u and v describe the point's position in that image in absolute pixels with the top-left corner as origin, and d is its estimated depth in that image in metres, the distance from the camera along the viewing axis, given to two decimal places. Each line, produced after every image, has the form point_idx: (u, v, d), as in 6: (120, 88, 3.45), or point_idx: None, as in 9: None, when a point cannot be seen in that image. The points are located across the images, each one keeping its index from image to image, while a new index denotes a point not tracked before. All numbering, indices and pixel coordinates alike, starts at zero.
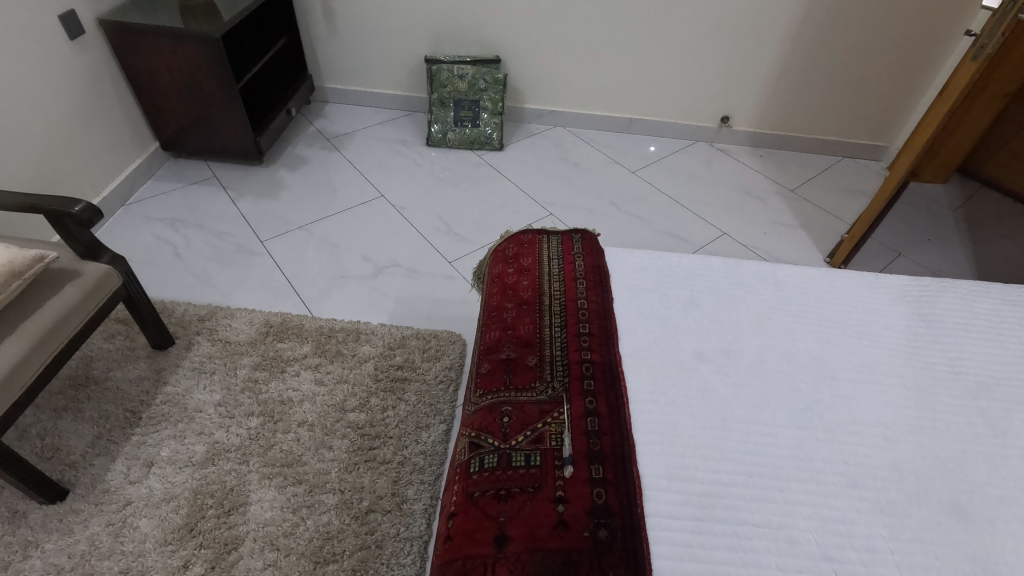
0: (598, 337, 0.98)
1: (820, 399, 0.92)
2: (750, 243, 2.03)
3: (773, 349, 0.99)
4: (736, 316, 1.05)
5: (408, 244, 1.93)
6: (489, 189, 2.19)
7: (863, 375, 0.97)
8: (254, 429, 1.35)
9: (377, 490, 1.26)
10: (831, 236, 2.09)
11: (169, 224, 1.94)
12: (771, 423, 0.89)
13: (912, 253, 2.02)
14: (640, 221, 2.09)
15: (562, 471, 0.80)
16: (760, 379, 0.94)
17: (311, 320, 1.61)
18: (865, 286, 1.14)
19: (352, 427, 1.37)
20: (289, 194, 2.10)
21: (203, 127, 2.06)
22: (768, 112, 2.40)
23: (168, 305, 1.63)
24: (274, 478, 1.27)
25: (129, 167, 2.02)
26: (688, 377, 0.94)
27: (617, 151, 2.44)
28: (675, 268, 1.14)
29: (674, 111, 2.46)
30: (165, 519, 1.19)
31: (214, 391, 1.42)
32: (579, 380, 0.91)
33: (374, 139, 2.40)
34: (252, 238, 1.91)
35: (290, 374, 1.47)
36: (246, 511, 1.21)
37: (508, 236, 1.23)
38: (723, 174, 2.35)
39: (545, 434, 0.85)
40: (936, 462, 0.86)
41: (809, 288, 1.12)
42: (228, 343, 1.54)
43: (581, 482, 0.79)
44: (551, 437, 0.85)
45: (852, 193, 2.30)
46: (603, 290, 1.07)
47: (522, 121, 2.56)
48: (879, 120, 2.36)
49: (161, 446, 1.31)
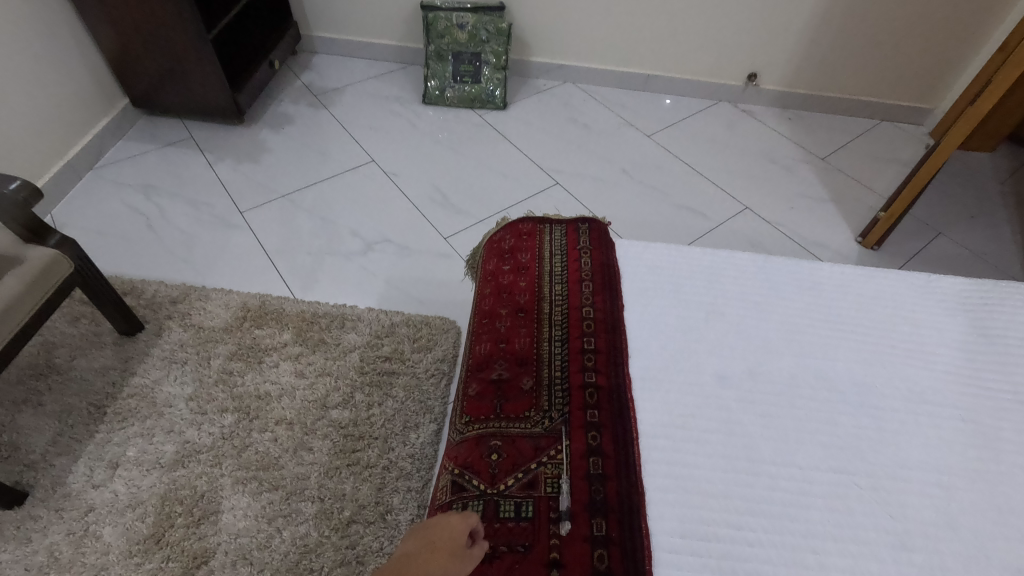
0: (604, 355, 0.85)
1: (862, 434, 0.79)
2: (775, 219, 1.85)
3: (808, 371, 0.85)
4: (764, 328, 0.90)
5: (401, 216, 1.77)
6: (490, 154, 2.00)
7: (912, 405, 0.82)
8: (228, 427, 1.25)
9: (360, 498, 1.16)
10: (864, 212, 1.91)
11: (141, 191, 1.78)
12: (804, 465, 0.76)
13: (954, 232, 1.83)
14: (655, 193, 1.91)
15: (559, 527, 0.69)
16: (793, 408, 0.81)
17: (292, 304, 1.48)
18: (916, 291, 0.98)
19: (335, 426, 1.26)
20: (272, 158, 1.93)
21: (175, 82, 1.87)
22: (801, 69, 2.16)
23: (137, 285, 1.50)
24: (249, 483, 1.17)
25: (95, 127, 1.85)
26: (708, 405, 0.80)
27: (631, 112, 2.23)
28: (696, 267, 0.99)
29: (696, 67, 2.22)
30: (130, 527, 1.10)
31: (186, 384, 1.31)
32: (581, 411, 0.79)
33: (366, 95, 2.20)
34: (231, 209, 1.76)
35: (268, 365, 1.36)
36: (218, 520, 1.12)
37: (505, 225, 1.09)
38: (748, 138, 2.14)
39: (540, 477, 0.73)
40: (998, 516, 0.73)
41: (850, 294, 0.96)
42: (201, 329, 1.41)
43: (581, 540, 0.68)
44: (548, 481, 0.73)
45: (889, 162, 2.09)
46: (612, 296, 0.93)
47: (528, 76, 2.33)
48: (925, 79, 2.12)
49: (127, 446, 1.21)
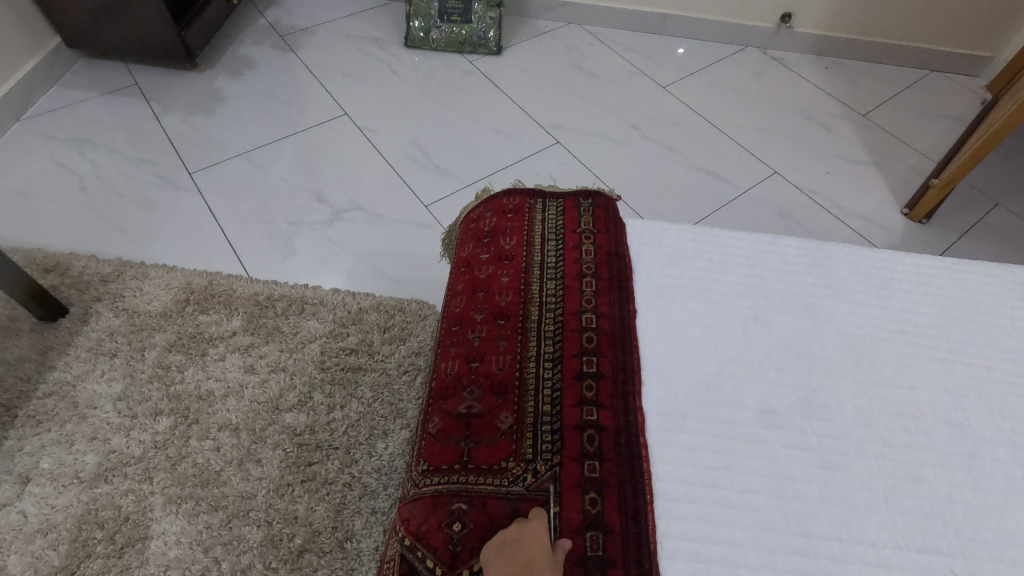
0: (609, 383, 0.64)
1: (955, 496, 0.59)
2: (808, 186, 1.61)
3: (878, 406, 0.65)
4: (820, 345, 0.69)
5: (375, 179, 1.54)
6: (481, 107, 1.74)
7: (1017, 455, 0.62)
8: (162, 433, 1.06)
9: (315, 523, 0.98)
10: (911, 178, 1.65)
11: (75, 147, 1.54)
12: (878, 541, 0.56)
13: (1014, 202, 1.59)
14: (670, 153, 1.66)
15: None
16: (859, 458, 0.61)
17: (244, 284, 1.27)
18: (1012, 292, 0.76)
19: (288, 433, 1.07)
20: (229, 109, 1.67)
21: (110, 17, 1.59)
22: (844, 9, 1.86)
23: (63, 260, 1.28)
24: (184, 502, 0.99)
25: (22, 70, 1.59)
26: (748, 454, 0.60)
27: (644, 58, 1.94)
28: (732, 259, 0.76)
29: (722, 6, 1.92)
30: (39, 557, 0.92)
31: (114, 380, 1.11)
32: (576, 463, 0.59)
33: (339, 36, 1.91)
34: (178, 169, 1.52)
35: (211, 358, 1.16)
36: (145, 548, 0.94)
37: (486, 199, 0.87)
38: (778, 90, 1.87)
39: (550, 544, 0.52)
40: None
41: (930, 297, 0.74)
42: (136, 314, 1.21)
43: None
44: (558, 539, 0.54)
45: (939, 119, 1.82)
46: (621, 299, 0.72)
47: (527, 15, 2.03)
48: (986, 22, 1.83)
49: (42, 456, 1.03)
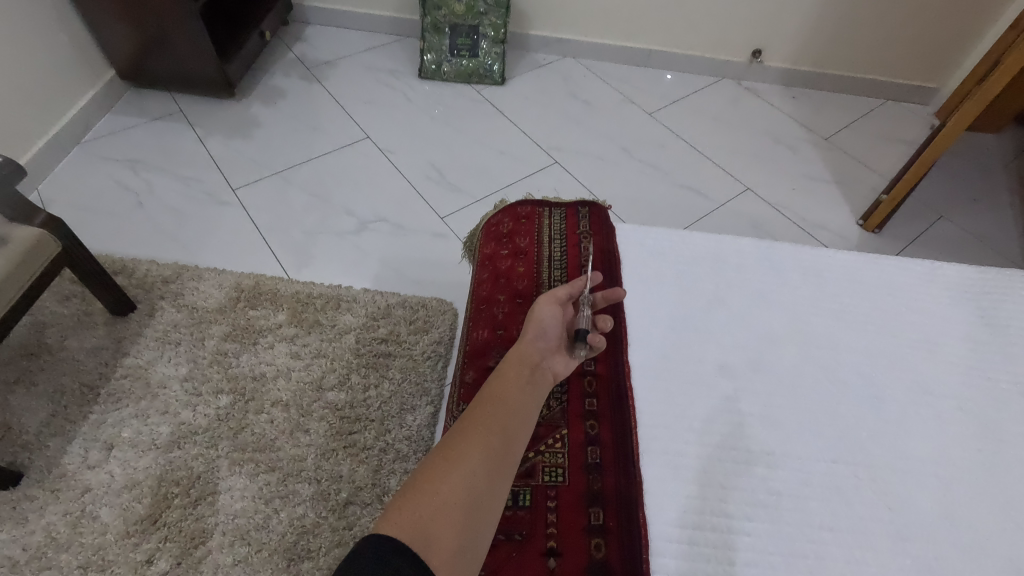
0: (604, 344, 0.86)
1: (863, 424, 0.78)
2: (776, 200, 1.83)
3: (811, 362, 0.84)
4: (767, 318, 0.88)
5: (397, 194, 1.74)
6: (488, 131, 1.96)
7: (913, 396, 0.81)
8: (223, 408, 1.24)
9: (356, 480, 1.16)
10: (867, 194, 1.88)
11: (129, 167, 1.74)
12: (804, 455, 0.75)
13: (956, 215, 1.81)
14: (656, 172, 1.88)
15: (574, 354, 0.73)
16: (793, 398, 0.80)
17: (287, 284, 1.46)
18: (920, 278, 0.96)
19: (331, 408, 1.26)
20: (265, 133, 1.88)
21: (162, 53, 1.81)
22: (808, 46, 2.11)
23: (127, 264, 1.47)
24: (245, 464, 1.17)
25: (82, 99, 1.79)
26: (709, 395, 0.80)
27: (632, 88, 2.18)
28: (699, 254, 0.97)
29: (701, 42, 2.16)
30: (127, 508, 1.10)
31: (180, 365, 1.30)
32: (580, 399, 0.81)
33: (360, 68, 2.14)
34: (223, 185, 1.72)
35: (262, 346, 1.34)
36: (215, 501, 1.12)
37: (503, 207, 1.07)
38: (751, 117, 2.10)
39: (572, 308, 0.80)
40: (994, 508, 0.73)
41: (856, 282, 0.94)
42: (195, 309, 1.40)
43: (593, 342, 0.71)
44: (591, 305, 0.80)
45: (893, 142, 2.06)
46: (613, 281, 0.92)
47: (527, 49, 2.27)
48: (932, 57, 2.08)
49: (122, 427, 1.21)
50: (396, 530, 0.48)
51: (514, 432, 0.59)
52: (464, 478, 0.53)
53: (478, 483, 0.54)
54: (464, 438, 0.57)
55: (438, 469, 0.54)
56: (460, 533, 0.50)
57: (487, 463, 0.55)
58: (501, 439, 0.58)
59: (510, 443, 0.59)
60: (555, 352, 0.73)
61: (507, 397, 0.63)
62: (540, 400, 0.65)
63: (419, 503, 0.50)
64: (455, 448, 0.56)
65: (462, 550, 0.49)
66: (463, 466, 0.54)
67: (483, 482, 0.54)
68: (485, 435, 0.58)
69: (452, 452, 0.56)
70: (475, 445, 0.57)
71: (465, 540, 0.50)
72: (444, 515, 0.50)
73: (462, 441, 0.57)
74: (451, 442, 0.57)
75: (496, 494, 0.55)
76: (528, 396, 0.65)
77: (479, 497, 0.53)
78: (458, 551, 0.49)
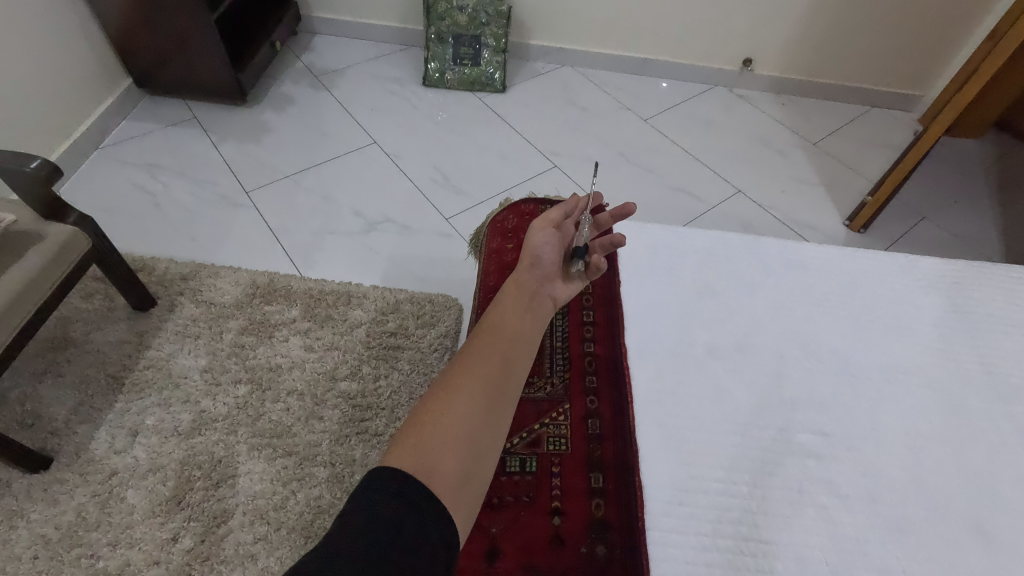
0: (602, 329, 0.96)
1: (840, 400, 0.85)
2: (766, 202, 1.91)
3: (792, 345, 0.91)
4: (753, 306, 0.96)
5: (403, 197, 1.82)
6: (490, 136, 2.04)
7: (887, 375, 0.89)
8: (242, 397, 1.31)
9: (368, 464, 1.23)
10: (853, 196, 1.96)
11: (147, 170, 1.81)
12: (785, 428, 0.82)
13: (938, 216, 1.89)
14: (652, 175, 1.96)
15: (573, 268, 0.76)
16: (777, 377, 0.87)
17: (300, 281, 1.53)
18: (896, 269, 1.03)
19: (344, 397, 1.32)
20: (276, 139, 1.96)
21: (178, 62, 1.89)
22: (796, 55, 2.20)
23: (147, 262, 1.54)
24: (264, 449, 1.24)
25: (100, 106, 1.87)
26: (699, 374, 0.87)
27: (628, 95, 2.27)
28: (690, 247, 1.04)
29: (693, 51, 2.25)
30: (152, 489, 1.17)
31: (199, 356, 1.37)
32: (580, 378, 0.91)
33: (367, 76, 2.22)
34: (236, 188, 1.79)
35: (278, 339, 1.41)
36: (235, 484, 1.19)
37: (508, 205, 1.15)
38: (742, 123, 2.19)
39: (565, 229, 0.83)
40: (959, 474, 0.79)
41: (835, 273, 1.01)
42: (212, 305, 1.46)
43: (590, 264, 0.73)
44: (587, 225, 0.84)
45: (878, 147, 2.15)
46: (610, 274, 1.03)
47: (527, 58, 2.35)
48: (914, 66, 2.17)
49: (146, 415, 1.27)
50: (401, 462, 0.51)
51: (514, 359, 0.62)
52: (466, 410, 0.55)
53: (481, 410, 0.56)
54: (466, 373, 0.59)
55: (437, 404, 0.56)
56: (463, 460, 0.53)
57: (488, 392, 0.58)
58: (497, 371, 0.60)
59: (508, 373, 0.60)
60: (556, 272, 0.76)
61: (503, 331, 0.64)
62: (539, 324, 0.68)
63: (420, 438, 0.53)
64: (455, 381, 0.58)
65: (467, 476, 0.52)
66: (461, 400, 0.56)
67: (483, 412, 0.56)
68: (481, 368, 0.60)
69: (450, 388, 0.58)
70: (472, 379, 0.58)
71: (469, 467, 0.53)
72: (446, 447, 0.53)
73: (460, 375, 0.59)
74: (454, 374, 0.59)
75: (497, 422, 0.57)
76: (528, 326, 0.67)
77: (481, 426, 0.56)
78: (462, 476, 0.52)
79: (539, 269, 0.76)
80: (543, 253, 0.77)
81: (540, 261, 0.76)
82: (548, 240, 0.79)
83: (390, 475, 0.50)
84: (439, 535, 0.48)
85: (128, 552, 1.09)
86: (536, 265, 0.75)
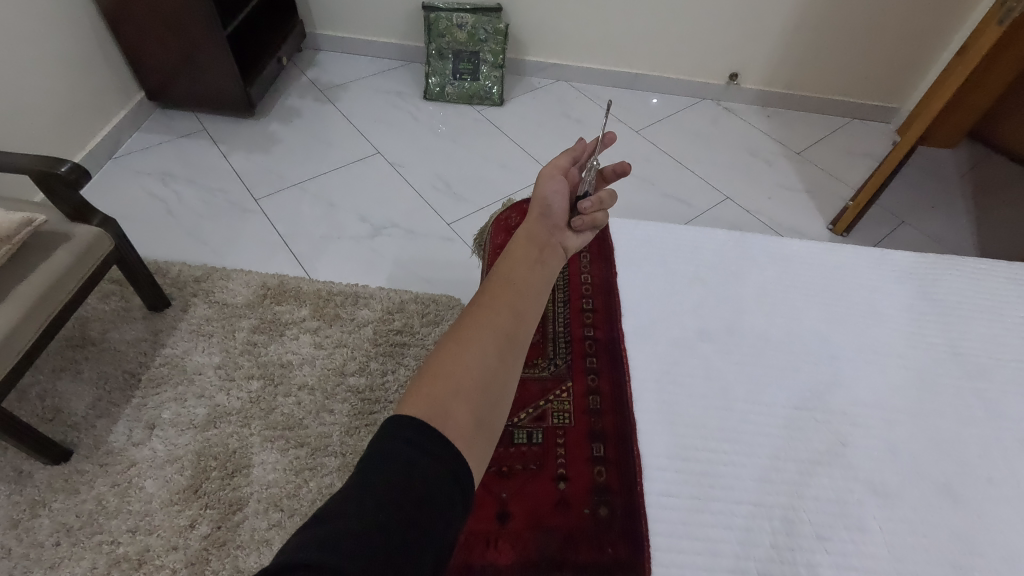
0: (601, 314, 1.02)
1: (821, 378, 0.92)
2: (754, 208, 2.00)
3: (777, 329, 0.98)
4: (741, 295, 1.03)
5: (406, 203, 1.89)
6: (489, 147, 2.12)
7: (864, 356, 0.96)
8: (254, 391, 1.36)
9: None
10: (836, 202, 2.06)
11: (159, 179, 1.88)
12: (771, 403, 0.89)
13: (917, 220, 1.99)
14: (645, 183, 2.05)
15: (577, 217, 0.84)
16: (762, 358, 0.94)
17: (309, 283, 1.60)
18: (871, 261, 1.11)
19: (353, 392, 1.38)
20: (283, 149, 2.03)
21: (190, 76, 1.97)
22: (780, 70, 2.31)
23: (161, 265, 1.60)
24: (276, 441, 1.29)
25: (114, 119, 1.94)
26: (691, 356, 0.94)
27: (620, 108, 2.37)
28: (681, 242, 1.12)
29: (682, 67, 2.36)
30: (170, 479, 1.22)
31: (213, 354, 1.42)
32: (582, 358, 0.96)
33: (370, 91, 2.31)
34: (246, 196, 1.86)
35: (288, 337, 1.47)
36: (249, 473, 1.24)
37: (510, 205, 1.24)
38: (730, 134, 2.29)
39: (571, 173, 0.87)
40: (931, 444, 0.86)
41: (817, 266, 1.09)
42: (225, 305, 1.52)
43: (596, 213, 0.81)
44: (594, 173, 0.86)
45: (859, 156, 2.25)
46: (607, 264, 1.09)
47: (523, 73, 2.46)
48: (891, 80, 2.29)
49: (162, 409, 1.32)
50: (417, 411, 0.55)
51: (519, 312, 0.66)
52: (475, 361, 0.60)
53: (490, 363, 0.60)
54: (473, 328, 0.63)
55: (447, 359, 0.60)
56: (475, 407, 0.57)
57: (496, 345, 0.62)
58: (501, 328, 0.64)
59: (514, 329, 0.65)
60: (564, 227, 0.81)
61: (507, 289, 0.69)
62: (546, 279, 0.74)
63: (432, 389, 0.56)
64: (464, 335, 0.62)
65: (479, 421, 0.56)
66: (468, 355, 0.60)
67: (491, 364, 0.60)
68: (487, 325, 0.64)
69: (456, 345, 0.62)
70: (478, 336, 0.62)
71: (480, 414, 0.57)
72: (459, 395, 0.57)
73: (465, 333, 0.63)
74: (463, 331, 0.63)
75: (503, 374, 0.61)
76: (535, 278, 0.72)
77: (491, 375, 0.60)
78: (476, 420, 0.56)
79: (549, 220, 0.81)
80: (554, 201, 0.82)
81: (549, 209, 0.82)
82: (559, 186, 0.83)
83: (405, 420, 0.54)
84: (455, 480, 0.52)
85: (147, 538, 1.14)
86: (547, 217, 0.81)
